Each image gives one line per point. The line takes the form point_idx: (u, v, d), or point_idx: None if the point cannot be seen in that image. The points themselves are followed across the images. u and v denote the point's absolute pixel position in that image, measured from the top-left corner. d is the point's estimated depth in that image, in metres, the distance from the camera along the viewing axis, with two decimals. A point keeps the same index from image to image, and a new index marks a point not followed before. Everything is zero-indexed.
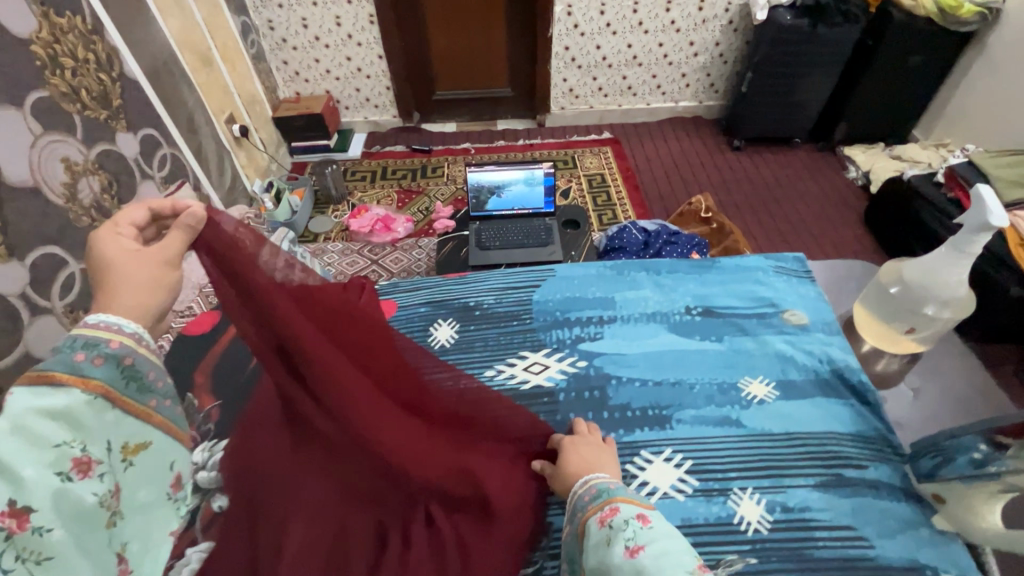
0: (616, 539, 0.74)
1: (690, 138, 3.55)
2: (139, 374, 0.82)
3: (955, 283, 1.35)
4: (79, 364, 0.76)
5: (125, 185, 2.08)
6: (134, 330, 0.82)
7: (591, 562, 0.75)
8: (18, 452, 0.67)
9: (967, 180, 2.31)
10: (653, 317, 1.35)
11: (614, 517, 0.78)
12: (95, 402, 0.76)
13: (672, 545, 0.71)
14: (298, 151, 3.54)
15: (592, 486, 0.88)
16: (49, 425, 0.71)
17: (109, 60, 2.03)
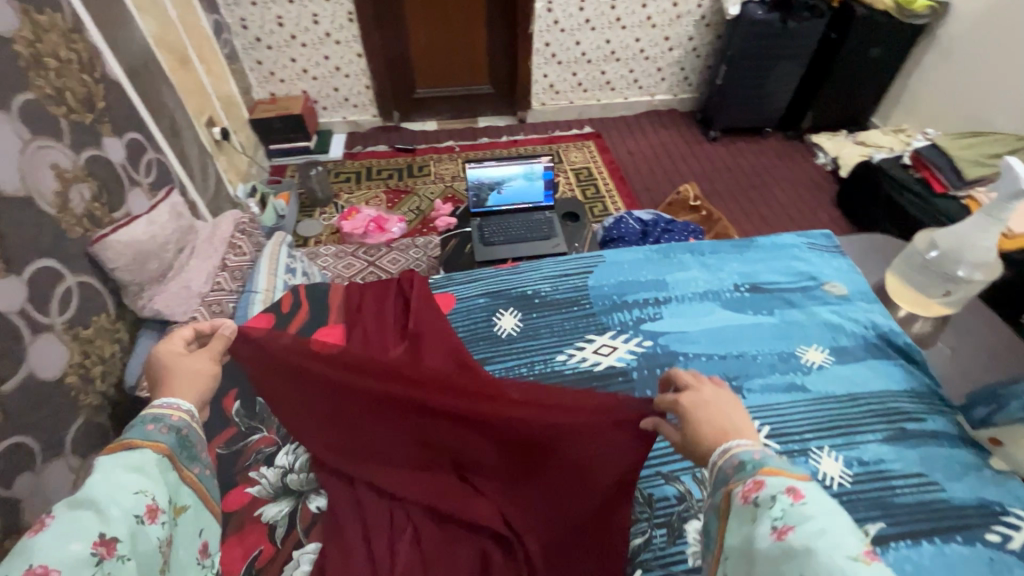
0: (758, 518, 0.57)
1: (669, 129, 3.28)
2: (196, 446, 0.73)
3: (984, 249, 1.12)
4: (150, 432, 0.68)
5: (116, 191, 1.53)
6: (191, 412, 0.74)
7: (733, 543, 0.59)
8: (106, 495, 0.60)
9: (935, 162, 2.31)
10: (704, 295, 1.23)
11: (757, 492, 0.58)
12: (163, 462, 0.67)
13: (842, 530, 0.51)
14: (276, 153, 2.95)
15: (723, 450, 0.66)
16: (130, 476, 0.63)
17: (90, 62, 1.52)
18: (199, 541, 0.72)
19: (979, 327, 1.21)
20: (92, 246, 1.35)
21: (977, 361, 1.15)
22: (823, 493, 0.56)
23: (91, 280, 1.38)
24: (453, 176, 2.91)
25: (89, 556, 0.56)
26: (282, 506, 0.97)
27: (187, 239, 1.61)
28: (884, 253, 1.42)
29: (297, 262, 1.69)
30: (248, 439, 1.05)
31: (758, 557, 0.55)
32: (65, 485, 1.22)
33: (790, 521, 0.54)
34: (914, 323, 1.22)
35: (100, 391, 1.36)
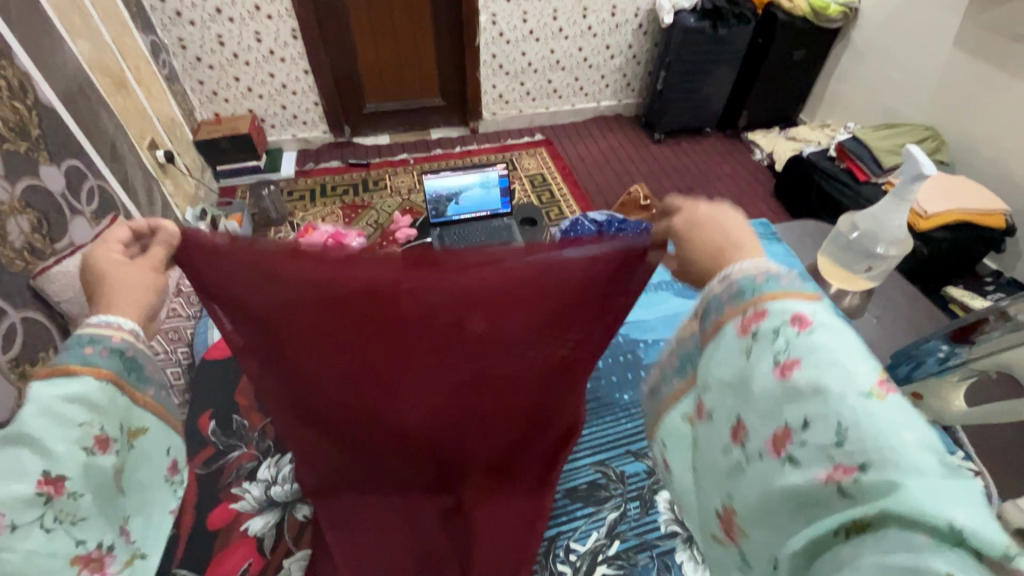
0: (758, 351, 0.55)
1: (616, 134, 3.42)
2: (149, 364, 0.67)
3: (897, 228, 1.20)
4: (89, 355, 0.61)
5: (56, 222, 1.46)
6: (136, 328, 0.66)
7: (716, 372, 0.59)
8: (46, 428, 0.57)
9: (855, 153, 2.52)
10: (659, 285, 1.34)
11: (758, 324, 0.56)
12: (108, 388, 0.62)
13: (846, 354, 0.50)
14: (225, 173, 2.87)
15: (728, 275, 0.61)
16: (70, 409, 0.58)
17: (21, 86, 1.45)
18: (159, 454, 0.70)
19: (898, 298, 1.35)
20: (36, 279, 1.27)
21: (899, 329, 1.28)
22: (832, 318, 0.53)
23: (35, 315, 1.29)
24: (410, 189, 2.92)
25: (34, 496, 0.56)
26: (269, 518, 0.97)
27: None
28: (818, 237, 1.54)
29: None
30: (228, 456, 1.07)
31: (755, 391, 0.54)
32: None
33: (795, 353, 0.52)
34: (845, 298, 1.33)
35: None
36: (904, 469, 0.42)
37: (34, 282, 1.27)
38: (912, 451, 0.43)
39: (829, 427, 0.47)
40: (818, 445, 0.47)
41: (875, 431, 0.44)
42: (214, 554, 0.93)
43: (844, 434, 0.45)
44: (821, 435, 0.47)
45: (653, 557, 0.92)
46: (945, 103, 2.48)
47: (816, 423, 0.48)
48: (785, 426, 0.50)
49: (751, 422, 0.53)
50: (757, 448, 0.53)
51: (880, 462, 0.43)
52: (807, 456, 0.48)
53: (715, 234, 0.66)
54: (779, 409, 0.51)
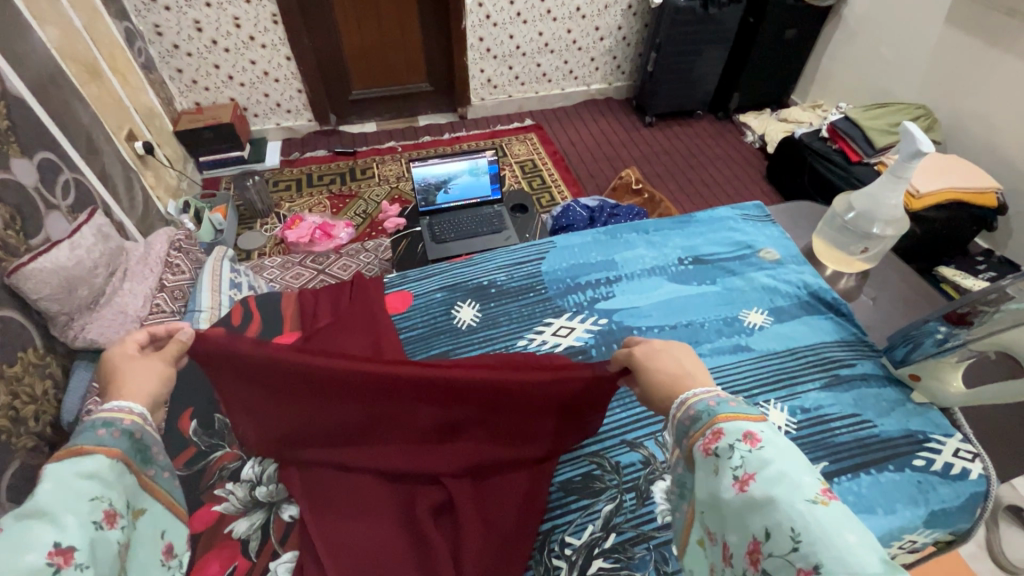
0: (721, 470, 0.55)
1: (606, 118, 3.36)
2: (153, 449, 0.65)
3: (893, 207, 1.19)
4: (99, 435, 0.59)
5: (31, 218, 1.34)
6: (145, 414, 0.66)
7: (699, 494, 0.58)
8: (61, 501, 0.52)
9: (847, 133, 2.50)
10: (652, 271, 1.25)
11: (716, 443, 0.57)
12: (117, 464, 0.59)
13: (796, 468, 0.51)
14: (208, 165, 2.79)
15: (687, 399, 0.64)
16: (84, 482, 0.55)
17: None
18: (162, 540, 0.64)
19: (893, 278, 1.33)
20: (11, 276, 1.17)
21: (895, 308, 1.25)
22: (777, 433, 0.55)
23: (9, 316, 1.19)
24: (398, 177, 2.87)
25: (44, 566, 0.47)
26: (254, 519, 0.87)
27: (118, 261, 1.44)
28: (812, 218, 1.52)
29: (241, 276, 1.60)
30: (210, 457, 0.96)
31: (724, 510, 0.54)
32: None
33: (750, 468, 0.53)
34: (840, 280, 1.30)
35: (34, 432, 1.19)
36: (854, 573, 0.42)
37: (8, 279, 1.18)
38: (863, 561, 0.43)
39: (785, 531, 0.47)
40: (780, 556, 0.47)
41: (825, 534, 0.45)
42: (197, 559, 0.82)
43: (799, 539, 0.46)
44: (782, 545, 0.47)
45: (650, 550, 0.82)
46: (938, 81, 2.45)
47: (777, 535, 0.48)
48: (754, 539, 0.50)
49: (731, 540, 0.52)
50: (740, 568, 0.51)
51: (832, 566, 0.43)
52: (775, 566, 0.47)
53: (666, 362, 0.70)
54: (746, 525, 0.51)
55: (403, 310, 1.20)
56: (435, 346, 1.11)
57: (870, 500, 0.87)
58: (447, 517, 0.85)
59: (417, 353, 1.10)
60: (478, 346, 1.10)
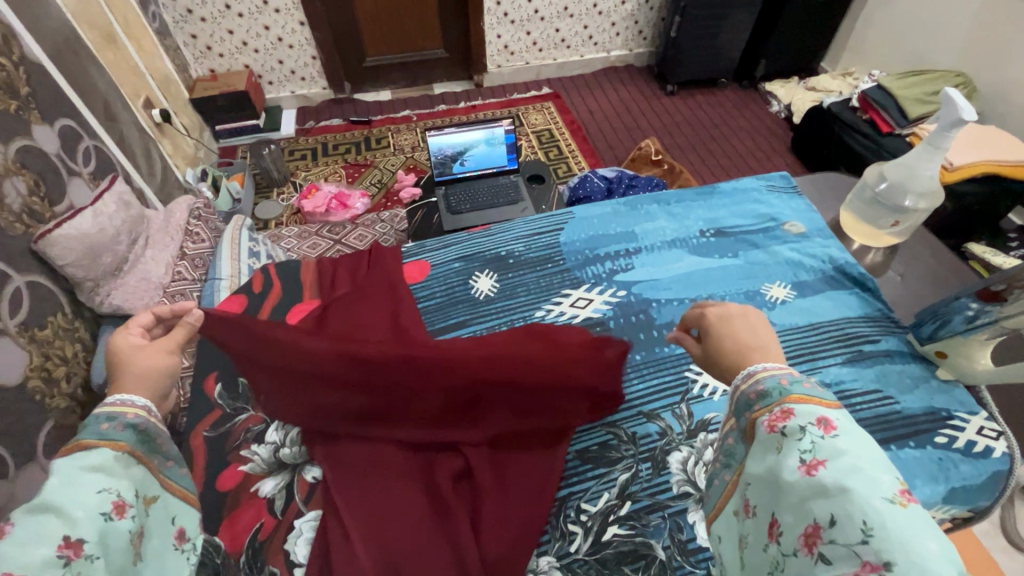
0: (787, 449, 0.55)
1: (626, 86, 3.26)
2: (160, 440, 0.67)
3: (928, 179, 1.14)
4: (103, 430, 0.62)
5: (55, 185, 1.36)
6: (148, 407, 0.68)
7: (756, 469, 0.58)
8: (69, 496, 0.54)
9: (879, 103, 2.39)
10: (673, 243, 1.23)
11: (785, 423, 0.56)
12: (123, 458, 0.61)
13: (875, 464, 0.50)
14: (224, 134, 2.79)
15: (756, 373, 0.63)
16: (89, 475, 0.57)
17: (3, 39, 1.33)
18: (174, 527, 0.66)
19: (925, 253, 1.27)
20: (38, 243, 1.19)
21: (924, 283, 1.21)
22: (857, 425, 0.54)
23: (40, 280, 1.22)
24: (413, 147, 2.84)
25: (54, 559, 0.50)
26: (279, 479, 0.89)
27: (139, 229, 1.45)
28: (841, 190, 1.46)
29: (260, 245, 1.62)
30: (234, 419, 0.98)
31: (784, 489, 0.53)
32: (44, 493, 1.11)
33: (821, 455, 0.52)
34: (868, 254, 1.26)
35: (66, 393, 1.24)
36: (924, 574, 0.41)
37: (35, 245, 1.20)
38: (936, 567, 0.42)
39: (856, 523, 0.46)
40: (844, 544, 0.46)
41: (900, 535, 0.44)
42: (225, 515, 0.86)
43: (870, 532, 0.45)
44: (849, 535, 0.46)
45: (665, 518, 0.83)
46: (980, 47, 2.32)
47: (842, 522, 0.47)
48: (815, 522, 0.49)
49: (786, 519, 0.52)
50: (792, 546, 0.51)
51: (903, 566, 0.42)
52: (837, 554, 0.46)
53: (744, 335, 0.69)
54: (806, 507, 0.51)
55: (421, 280, 1.19)
56: (452, 316, 1.11)
57: None
58: (465, 483, 0.88)
59: (435, 322, 1.11)
60: (497, 316, 1.10)
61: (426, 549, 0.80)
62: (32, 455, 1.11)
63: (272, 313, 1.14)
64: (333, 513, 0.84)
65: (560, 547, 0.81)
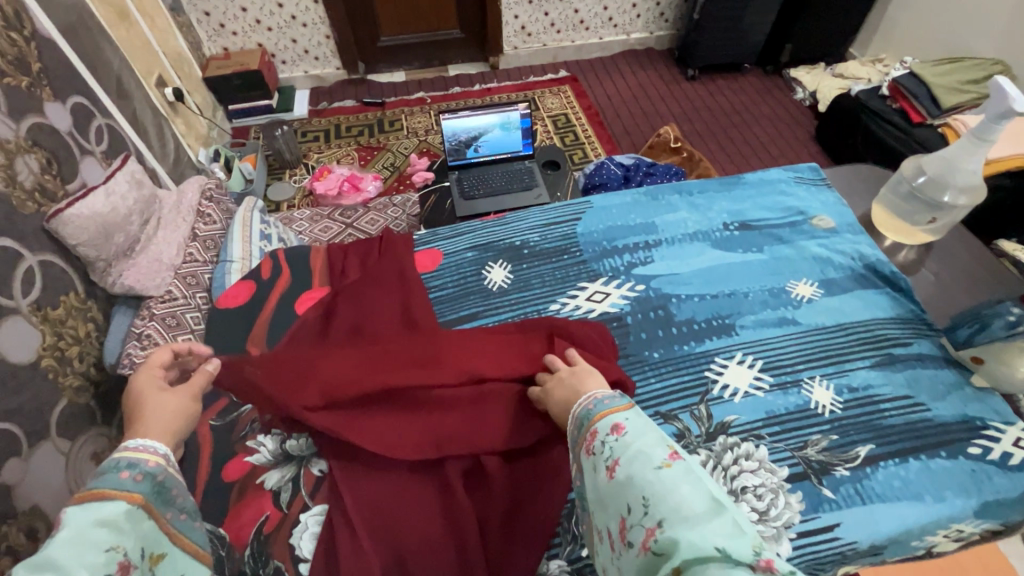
0: (598, 463, 0.59)
1: (645, 70, 3.17)
2: (175, 494, 0.66)
3: (972, 172, 1.09)
4: (121, 480, 0.61)
5: (68, 164, 1.34)
6: (167, 458, 0.68)
7: (589, 493, 0.60)
8: (77, 553, 0.52)
9: (910, 91, 2.29)
10: (694, 236, 1.18)
11: (593, 442, 0.61)
12: (135, 512, 0.59)
13: (654, 445, 0.56)
14: (237, 113, 2.76)
15: (588, 396, 0.69)
16: (100, 531, 0.55)
17: (14, 12, 1.30)
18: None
19: (960, 251, 1.20)
20: (50, 222, 1.18)
21: (961, 283, 1.14)
22: (642, 421, 0.60)
23: (53, 259, 1.21)
24: (426, 130, 2.79)
25: None
26: (284, 472, 0.87)
27: (152, 210, 1.43)
28: (871, 183, 1.39)
29: (271, 228, 1.60)
30: (241, 408, 0.96)
31: (604, 499, 0.57)
32: (58, 471, 1.11)
33: (617, 455, 0.57)
34: (900, 251, 1.19)
35: (79, 372, 1.24)
36: (685, 521, 0.47)
37: (47, 225, 1.18)
38: (694, 510, 0.48)
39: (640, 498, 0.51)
40: (638, 523, 0.51)
41: (662, 492, 0.51)
42: (232, 507, 0.84)
43: (648, 503, 0.51)
44: (637, 514, 0.51)
45: None
46: None
47: (634, 508, 0.52)
48: (621, 516, 0.53)
49: (609, 523, 0.55)
50: (618, 550, 0.54)
51: (669, 519, 0.48)
52: (636, 534, 0.51)
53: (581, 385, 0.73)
54: (618, 508, 0.55)
55: (433, 269, 1.16)
56: (464, 308, 1.08)
57: (918, 487, 0.83)
58: (474, 480, 0.86)
59: (446, 314, 1.08)
60: (511, 309, 1.07)
61: (435, 551, 0.78)
62: (45, 433, 1.11)
63: (281, 300, 1.12)
64: (338, 512, 0.81)
65: (571, 550, 0.79)
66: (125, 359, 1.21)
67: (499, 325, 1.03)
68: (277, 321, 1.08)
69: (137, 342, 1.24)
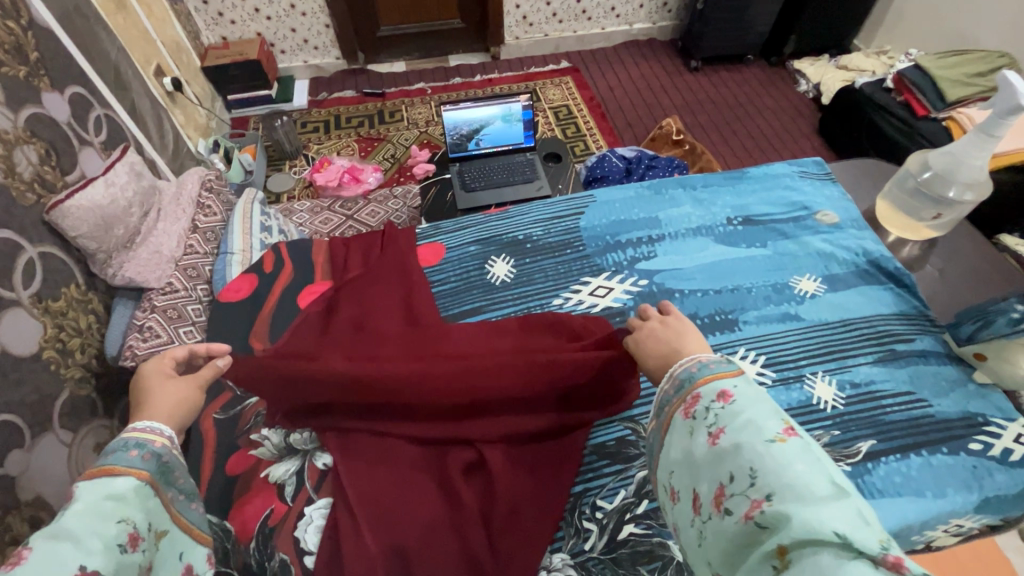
0: (696, 429, 0.59)
1: (648, 61, 3.14)
2: (178, 474, 0.68)
3: (977, 169, 1.08)
4: (127, 457, 0.62)
5: (67, 154, 1.33)
6: (172, 438, 0.69)
7: (675, 455, 0.60)
8: (90, 525, 0.55)
9: (915, 84, 2.27)
10: (697, 230, 1.18)
11: (695, 406, 0.60)
12: (143, 489, 0.61)
13: (766, 417, 0.56)
14: (236, 104, 2.74)
15: (691, 357, 0.67)
16: (110, 504, 0.57)
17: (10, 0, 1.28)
18: (181, 564, 0.65)
19: (964, 246, 1.20)
20: (50, 214, 1.17)
21: (964, 279, 1.14)
22: (751, 388, 0.59)
23: (53, 251, 1.20)
24: (427, 121, 2.77)
25: None
26: (289, 465, 0.88)
27: (151, 201, 1.43)
28: (875, 178, 1.38)
29: (272, 220, 1.59)
30: (245, 402, 0.97)
31: (696, 464, 0.57)
32: (61, 462, 1.12)
33: (721, 423, 0.57)
34: (903, 247, 1.19)
35: (81, 363, 1.24)
36: (800, 499, 0.47)
37: (47, 216, 1.18)
38: (812, 489, 0.48)
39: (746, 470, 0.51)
40: (740, 493, 0.51)
41: (776, 468, 0.50)
42: (235, 500, 0.85)
43: (757, 475, 0.51)
44: (742, 485, 0.52)
45: None
46: None
47: (737, 477, 0.52)
48: (720, 484, 0.54)
49: (700, 489, 0.55)
50: (707, 516, 0.54)
51: (782, 494, 0.48)
52: (735, 504, 0.51)
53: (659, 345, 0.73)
54: (714, 473, 0.55)
55: (436, 263, 1.16)
56: (467, 302, 1.08)
57: (919, 483, 0.84)
58: (478, 476, 0.85)
59: (449, 308, 1.07)
60: (513, 303, 1.07)
61: (435, 543, 0.78)
62: (48, 424, 1.11)
63: (283, 294, 1.12)
64: (342, 507, 0.82)
65: (574, 544, 0.79)
66: (126, 351, 1.21)
67: (502, 319, 1.03)
68: (280, 315, 1.08)
69: (138, 334, 1.24)
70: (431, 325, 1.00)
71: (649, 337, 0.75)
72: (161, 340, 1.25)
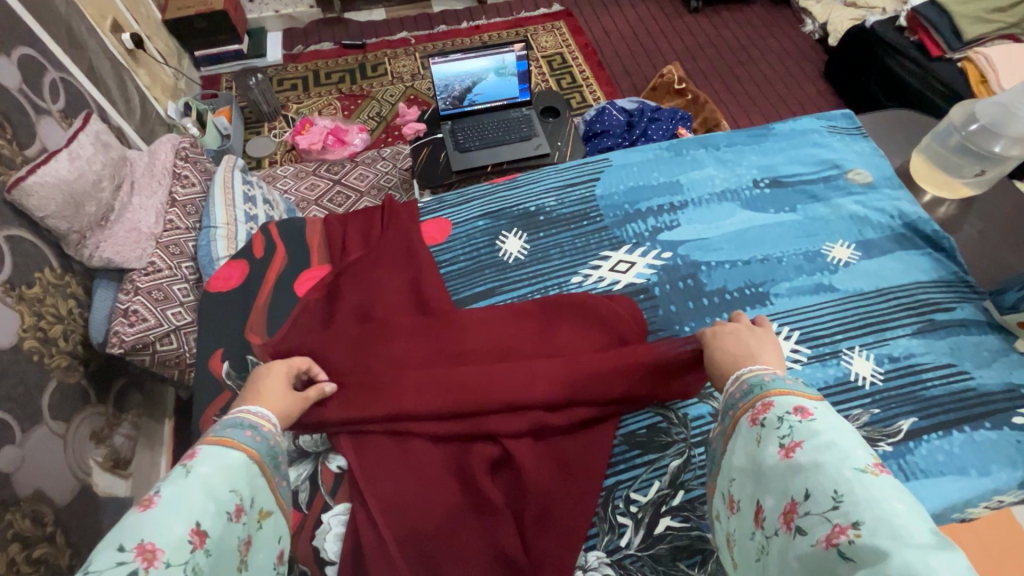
0: (766, 438, 0.58)
1: (646, 2, 2.93)
2: (283, 461, 0.66)
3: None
4: (238, 435, 0.61)
5: (22, 125, 1.18)
6: (278, 426, 0.68)
7: (738, 460, 0.61)
8: (207, 485, 0.54)
9: (931, 22, 2.09)
10: (722, 195, 1.09)
11: (765, 415, 0.59)
12: (252, 467, 0.59)
13: (851, 443, 0.53)
14: (204, 60, 2.52)
15: (760, 367, 0.66)
16: (221, 474, 0.56)
17: None
18: (277, 548, 0.62)
19: (999, 203, 1.13)
20: (11, 192, 1.02)
21: (1000, 239, 1.08)
22: (830, 410, 0.57)
23: (21, 233, 1.08)
24: (413, 75, 2.58)
25: (186, 541, 0.49)
26: (301, 470, 0.82)
27: (123, 173, 1.26)
28: (902, 131, 1.30)
29: (256, 189, 1.44)
30: None
31: (766, 474, 0.56)
32: (57, 453, 1.07)
33: (797, 437, 0.56)
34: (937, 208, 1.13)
35: (66, 351, 1.15)
36: (895, 536, 0.44)
37: (8, 195, 1.03)
38: (909, 529, 0.45)
39: (828, 493, 0.50)
40: (819, 514, 0.49)
41: (869, 499, 0.47)
42: None
43: (842, 500, 0.49)
44: (822, 505, 0.50)
45: None
46: None
47: (815, 497, 0.51)
48: (792, 499, 0.52)
49: (768, 505, 0.55)
50: (773, 530, 0.54)
51: (874, 527, 0.46)
52: (811, 523, 0.50)
53: (733, 342, 0.73)
54: (786, 488, 0.54)
55: (442, 241, 1.07)
56: (480, 284, 1.00)
57: (962, 461, 0.80)
58: (503, 472, 0.80)
59: (460, 291, 1.00)
60: (530, 283, 0.99)
61: (467, 549, 0.75)
62: (38, 416, 1.04)
63: (279, 280, 1.04)
64: (364, 516, 0.77)
65: (609, 541, 0.75)
66: (113, 337, 1.12)
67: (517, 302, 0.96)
68: (279, 304, 1.00)
69: (124, 317, 1.14)
70: (443, 314, 0.92)
71: (734, 336, 0.75)
72: (148, 325, 1.15)
